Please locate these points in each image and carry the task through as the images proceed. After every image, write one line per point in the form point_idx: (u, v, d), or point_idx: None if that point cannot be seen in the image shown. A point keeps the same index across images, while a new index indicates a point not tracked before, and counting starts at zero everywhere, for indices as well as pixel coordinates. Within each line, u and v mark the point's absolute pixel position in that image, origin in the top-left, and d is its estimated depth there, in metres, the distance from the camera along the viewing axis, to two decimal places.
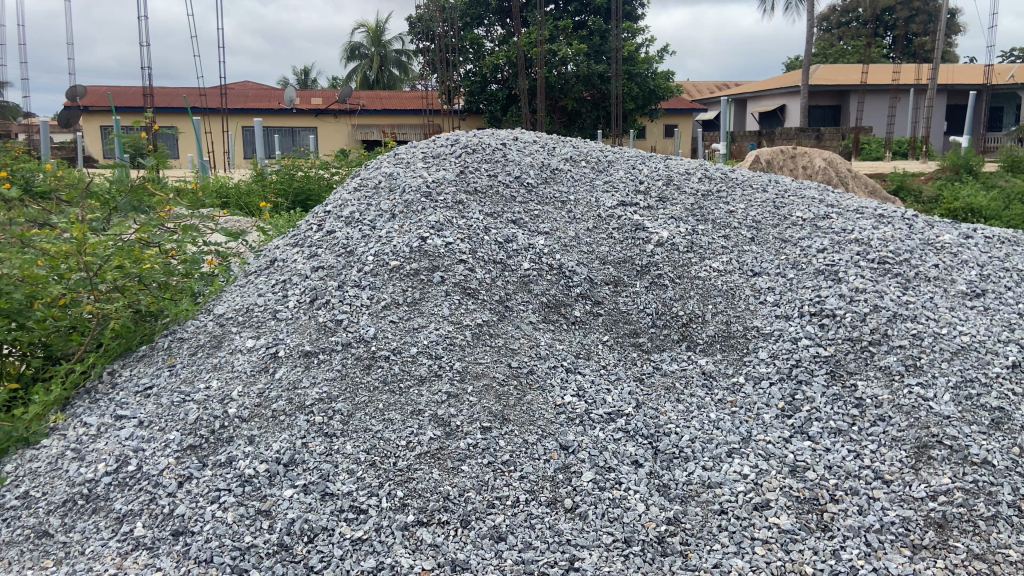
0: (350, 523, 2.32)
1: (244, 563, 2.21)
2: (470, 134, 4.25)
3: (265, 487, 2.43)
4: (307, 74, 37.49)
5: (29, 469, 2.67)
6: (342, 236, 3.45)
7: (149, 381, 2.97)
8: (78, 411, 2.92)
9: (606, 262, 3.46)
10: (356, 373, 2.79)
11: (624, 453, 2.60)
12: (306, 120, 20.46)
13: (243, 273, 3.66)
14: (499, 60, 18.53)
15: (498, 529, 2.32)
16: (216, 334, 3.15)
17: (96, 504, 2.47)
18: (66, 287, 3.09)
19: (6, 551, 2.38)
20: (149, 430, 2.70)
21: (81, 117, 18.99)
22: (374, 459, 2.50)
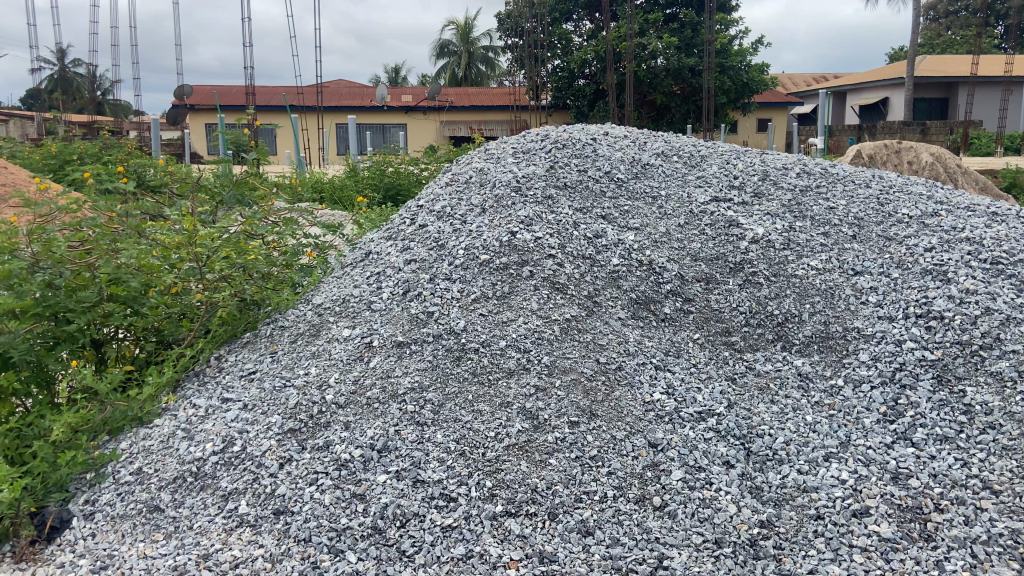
0: (440, 510, 2.38)
1: (340, 544, 2.31)
2: (560, 129, 4.24)
3: (360, 472, 2.51)
4: (398, 73, 38.34)
5: (142, 447, 2.83)
6: (434, 230, 3.52)
7: (253, 366, 3.11)
8: (188, 393, 3.09)
9: (698, 259, 3.39)
10: (447, 364, 2.84)
11: (715, 453, 2.56)
12: (396, 117, 20.91)
13: (339, 264, 3.76)
14: (588, 55, 18.45)
15: (586, 524, 2.33)
16: (315, 322, 3.26)
17: (204, 482, 2.61)
18: (177, 277, 3.30)
19: (120, 524, 2.55)
20: (253, 413, 2.83)
21: (189, 115, 20.01)
22: (464, 449, 2.55)
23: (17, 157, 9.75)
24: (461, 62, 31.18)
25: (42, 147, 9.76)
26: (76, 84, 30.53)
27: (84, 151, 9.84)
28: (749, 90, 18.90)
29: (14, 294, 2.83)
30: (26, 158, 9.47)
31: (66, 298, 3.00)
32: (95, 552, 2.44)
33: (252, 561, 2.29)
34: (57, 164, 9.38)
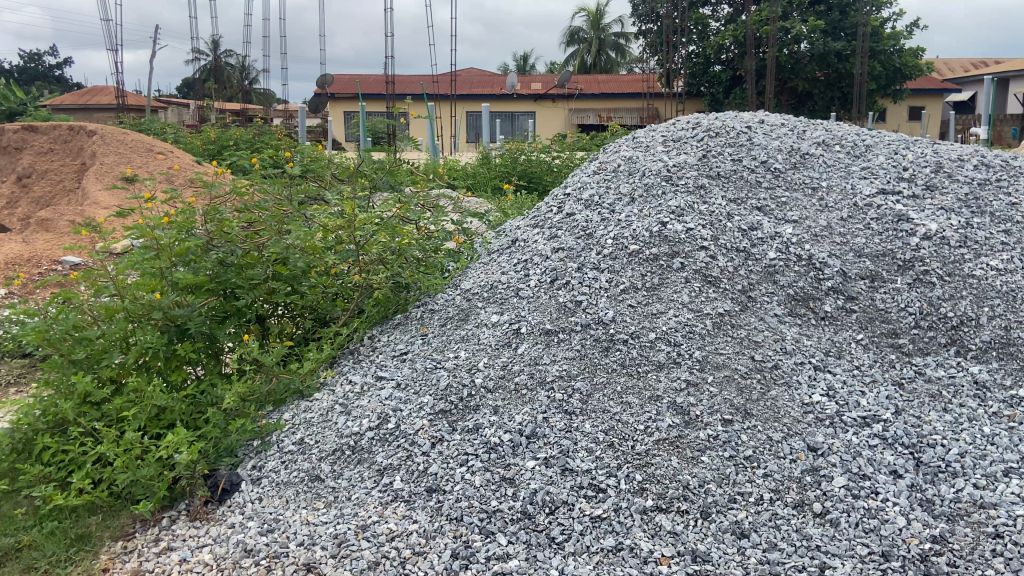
0: (589, 500, 2.37)
1: (491, 526, 2.35)
2: (711, 117, 4.11)
3: (508, 456, 2.55)
4: (527, 60, 38.62)
5: (303, 419, 2.98)
6: (581, 219, 3.50)
7: (405, 347, 3.21)
8: (344, 369, 3.23)
9: (862, 255, 3.21)
10: (595, 354, 2.82)
11: (880, 461, 2.42)
12: (525, 105, 21.04)
13: (486, 251, 3.81)
14: (726, 40, 17.91)
15: (741, 526, 2.26)
16: (463, 307, 3.32)
17: (360, 456, 2.72)
18: (337, 258, 3.47)
19: (284, 490, 2.70)
20: (406, 392, 2.92)
21: (329, 103, 20.96)
22: (613, 441, 2.52)
23: (181, 142, 10.53)
24: (590, 49, 30.95)
25: (203, 133, 10.49)
26: (228, 74, 32.55)
27: (239, 136, 10.50)
28: (901, 76, 17.74)
29: (190, 270, 3.16)
30: (189, 143, 10.21)
31: (237, 275, 3.27)
32: (262, 515, 2.60)
33: (407, 535, 2.37)
34: (215, 148, 10.11)
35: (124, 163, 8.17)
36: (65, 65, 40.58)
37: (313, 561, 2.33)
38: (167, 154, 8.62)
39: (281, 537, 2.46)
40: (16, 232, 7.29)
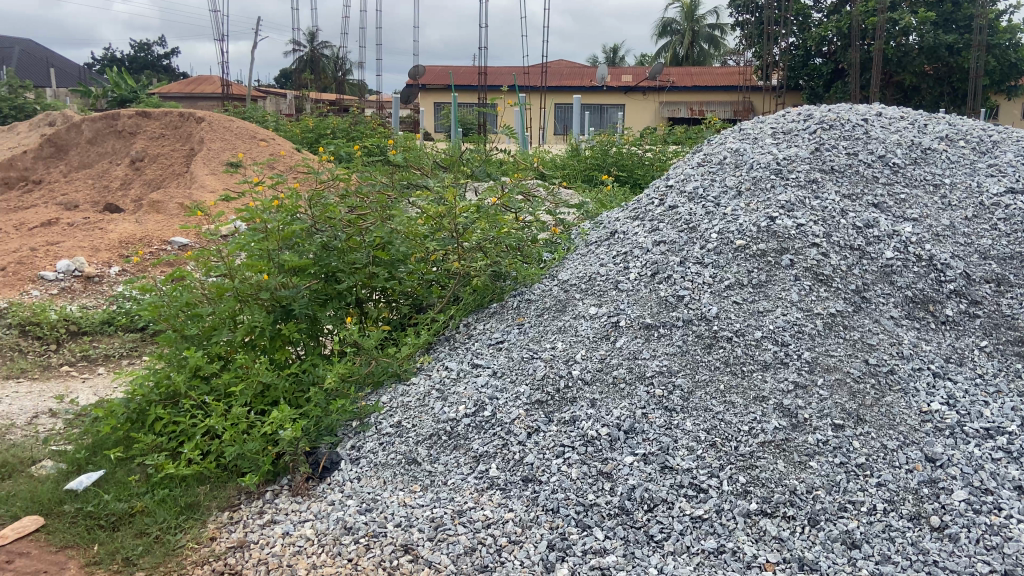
0: (690, 500, 2.32)
1: (588, 519, 2.33)
2: (823, 109, 3.95)
3: (606, 450, 2.51)
4: (616, 52, 38.24)
5: (401, 402, 3.03)
6: (684, 212, 3.42)
7: (501, 336, 3.21)
8: (440, 355, 3.27)
9: (988, 257, 3.04)
10: (697, 351, 2.75)
11: (1005, 476, 2.26)
12: (616, 98, 20.84)
13: (583, 242, 3.78)
14: (828, 32, 17.25)
15: (851, 535, 2.16)
16: (561, 298, 3.30)
17: (457, 442, 2.74)
18: (437, 245, 3.51)
19: (382, 471, 2.75)
20: (502, 380, 2.92)
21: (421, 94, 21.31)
22: (715, 441, 2.45)
23: (282, 130, 10.90)
24: (683, 41, 30.37)
25: (302, 122, 10.82)
26: (324, 65, 33.47)
27: (336, 125, 10.79)
28: (1019, 71, 16.69)
29: (295, 253, 3.25)
30: (290, 131, 10.56)
31: (339, 259, 3.34)
32: (361, 494, 2.65)
33: (503, 523, 2.38)
34: (313, 136, 10.42)
35: (230, 149, 8.52)
36: (173, 55, 42.61)
37: (410, 542, 2.36)
38: (269, 142, 8.92)
39: (379, 517, 2.51)
40: (130, 212, 7.70)
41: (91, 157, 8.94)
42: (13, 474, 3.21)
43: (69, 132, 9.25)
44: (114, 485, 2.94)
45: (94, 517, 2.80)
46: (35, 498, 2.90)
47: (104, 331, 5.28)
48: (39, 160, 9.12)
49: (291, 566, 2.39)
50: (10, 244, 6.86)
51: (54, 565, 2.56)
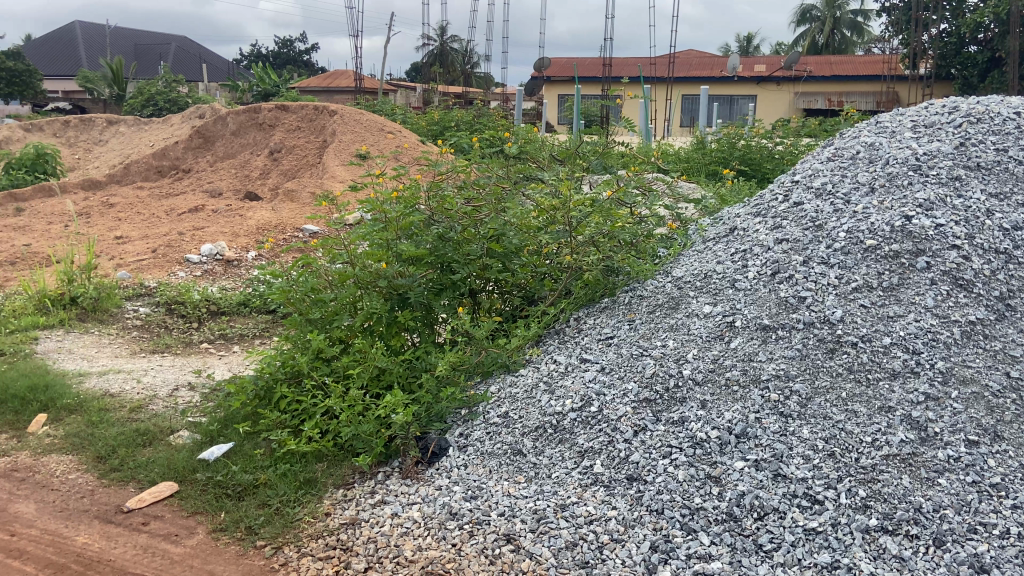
0: (803, 511, 2.21)
1: (693, 523, 2.27)
2: (971, 101, 3.65)
3: (715, 454, 2.44)
4: (750, 41, 36.90)
5: (509, 393, 3.06)
6: (810, 209, 3.25)
7: (611, 332, 3.18)
8: (549, 348, 3.27)
9: None
10: (818, 356, 2.62)
11: None
12: (747, 88, 20.14)
13: (701, 239, 3.67)
14: (985, 18, 15.94)
15: (981, 559, 2.02)
16: (674, 295, 3.22)
17: (562, 436, 2.75)
18: (549, 239, 3.52)
19: (488, 460, 2.79)
20: (610, 376, 2.89)
21: (545, 86, 21.39)
22: (834, 450, 2.33)
23: (409, 123, 11.25)
24: (823, 29, 28.89)
25: (428, 114, 11.11)
26: (453, 58, 34.15)
27: (461, 118, 10.99)
28: None
29: (414, 243, 3.37)
30: (416, 123, 10.87)
31: (455, 250, 3.40)
32: (467, 481, 2.71)
33: (606, 520, 2.36)
34: (438, 129, 10.68)
35: (359, 141, 8.85)
36: (312, 50, 44.78)
37: (513, 532, 2.39)
38: (396, 134, 9.22)
39: (483, 504, 2.55)
40: (267, 200, 8.16)
41: (234, 148, 9.55)
42: (154, 441, 3.49)
43: (215, 124, 9.91)
44: (241, 457, 3.15)
45: (222, 486, 3.01)
46: (173, 465, 3.17)
47: (240, 311, 5.65)
48: (188, 150, 9.84)
49: (398, 547, 2.47)
50: (161, 228, 7.45)
51: (185, 529, 2.77)
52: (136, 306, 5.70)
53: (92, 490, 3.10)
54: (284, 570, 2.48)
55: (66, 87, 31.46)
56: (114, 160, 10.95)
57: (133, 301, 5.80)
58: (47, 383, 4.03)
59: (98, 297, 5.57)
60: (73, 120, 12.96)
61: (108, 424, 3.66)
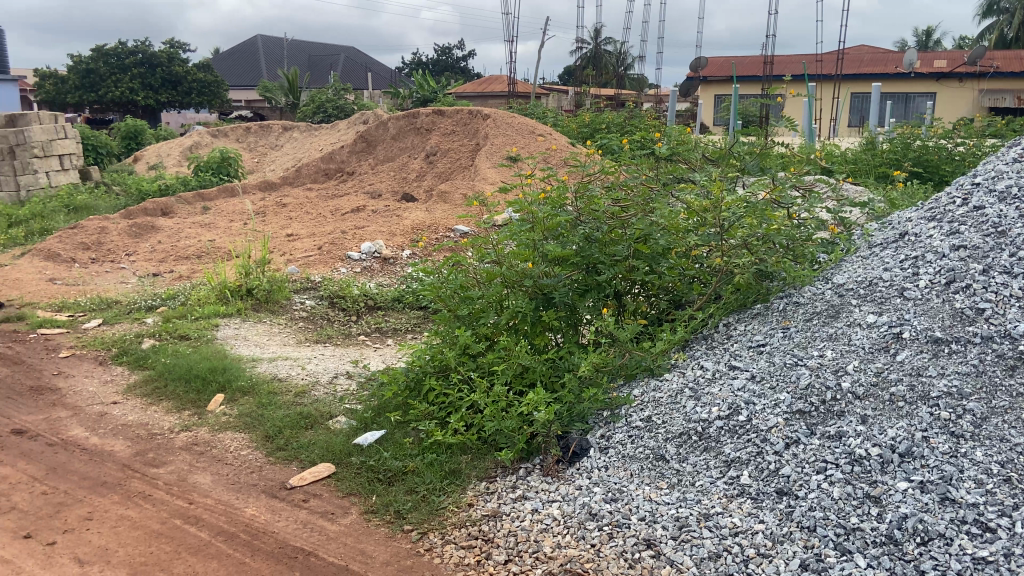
0: (973, 539, 2.05)
1: (848, 544, 2.15)
2: None
3: (875, 473, 2.29)
4: (930, 36, 34.26)
5: (653, 398, 3.01)
6: (993, 214, 3.02)
7: (763, 340, 3.06)
8: (696, 353, 3.19)
9: None
10: (996, 374, 2.45)
11: None
12: (925, 86, 18.67)
13: (867, 244, 3.47)
14: None
15: None
16: (834, 303, 3.06)
17: (708, 444, 2.68)
18: (697, 241, 3.41)
19: (630, 463, 2.79)
20: (761, 386, 2.78)
21: (701, 87, 20.89)
22: (1011, 476, 2.17)
23: (560, 126, 11.36)
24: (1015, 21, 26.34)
25: (580, 117, 11.17)
26: (607, 61, 34.10)
27: (612, 120, 10.96)
28: None
29: (559, 243, 3.44)
30: (567, 126, 10.95)
31: (600, 251, 3.44)
32: (608, 483, 2.71)
33: (752, 534, 2.29)
34: (589, 132, 10.72)
35: (511, 144, 9.02)
36: (470, 57, 46.19)
37: (653, 538, 2.38)
38: (546, 137, 9.32)
39: (624, 507, 2.54)
40: (422, 201, 8.50)
41: (394, 151, 10.04)
42: (315, 425, 3.74)
43: (378, 129, 10.48)
44: (392, 445, 3.31)
45: (374, 470, 3.18)
46: (331, 448, 3.39)
47: (395, 307, 5.93)
48: (353, 154, 10.45)
49: (538, 542, 2.51)
50: (326, 227, 7.96)
51: (341, 508, 2.95)
52: (302, 299, 6.13)
53: (260, 466, 3.37)
54: (429, 555, 2.59)
55: (248, 96, 34.24)
56: (287, 164, 11.82)
57: (300, 294, 6.24)
58: (225, 366, 4.43)
59: (270, 289, 6.04)
60: (253, 126, 14.10)
61: (276, 406, 3.97)
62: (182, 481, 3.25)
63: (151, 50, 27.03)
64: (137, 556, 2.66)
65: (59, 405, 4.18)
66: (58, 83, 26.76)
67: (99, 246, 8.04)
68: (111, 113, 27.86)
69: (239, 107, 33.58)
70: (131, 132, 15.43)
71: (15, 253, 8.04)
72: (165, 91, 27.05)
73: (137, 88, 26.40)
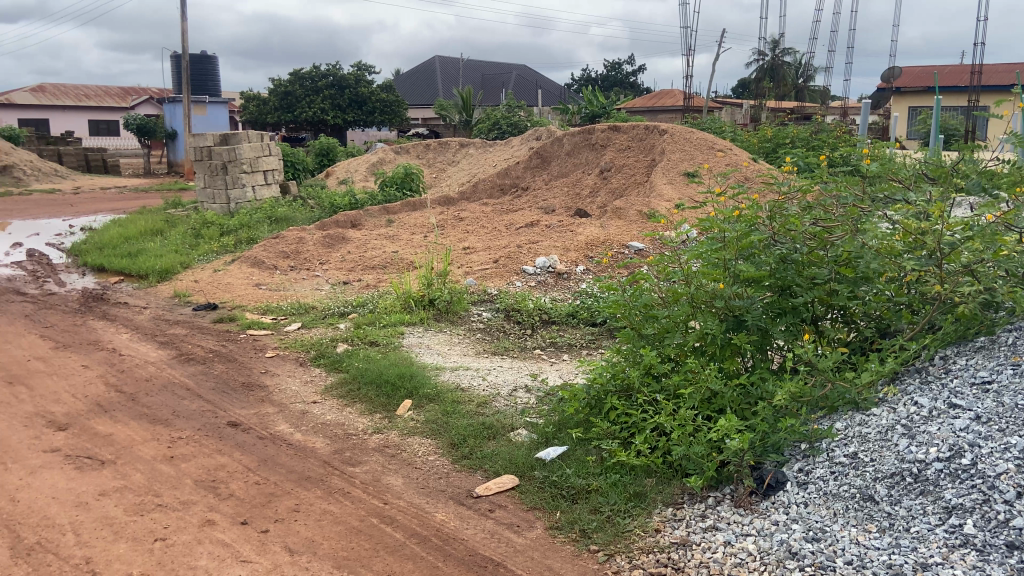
0: None
1: None
2: None
3: None
4: None
5: (858, 433, 2.84)
6: None
7: (988, 376, 2.80)
8: (909, 388, 2.96)
9: None
10: None
11: None
12: None
13: None
14: None
15: None
16: None
17: (924, 487, 2.50)
18: (912, 267, 3.18)
19: (833, 502, 2.63)
20: (987, 427, 2.57)
21: (893, 98, 19.52)
22: None
23: (739, 141, 11.00)
24: None
25: (761, 132, 10.79)
26: (786, 72, 32.72)
27: (796, 134, 10.51)
28: None
29: (752, 264, 3.27)
30: (747, 141, 10.61)
31: (797, 274, 3.28)
32: (808, 521, 2.58)
33: None
34: (771, 147, 10.32)
35: (688, 159, 8.85)
36: (640, 71, 45.93)
37: None
38: (726, 151, 9.06)
39: (828, 549, 2.41)
40: (596, 216, 8.51)
41: (568, 167, 10.15)
42: (497, 436, 3.82)
43: (553, 145, 10.64)
44: (575, 462, 3.32)
45: (557, 486, 3.20)
46: (514, 460, 3.45)
47: (569, 322, 5.96)
48: (528, 169, 10.67)
49: None
50: (502, 241, 8.17)
51: (526, 521, 2.99)
52: (480, 311, 6.31)
53: (447, 473, 3.49)
54: None
55: (425, 114, 35.91)
56: (464, 179, 12.28)
57: (477, 306, 6.43)
58: (412, 373, 4.63)
59: (451, 300, 6.27)
60: (433, 143, 14.77)
61: (460, 415, 4.10)
62: (376, 482, 3.42)
63: (341, 72, 29.10)
64: (339, 550, 2.83)
65: (267, 401, 4.56)
66: (261, 104, 29.40)
67: (296, 255, 8.72)
68: (304, 131, 30.21)
69: (417, 124, 35.31)
70: (323, 149, 16.66)
71: (226, 260, 8.88)
72: (351, 110, 28.96)
73: (327, 109, 28.46)
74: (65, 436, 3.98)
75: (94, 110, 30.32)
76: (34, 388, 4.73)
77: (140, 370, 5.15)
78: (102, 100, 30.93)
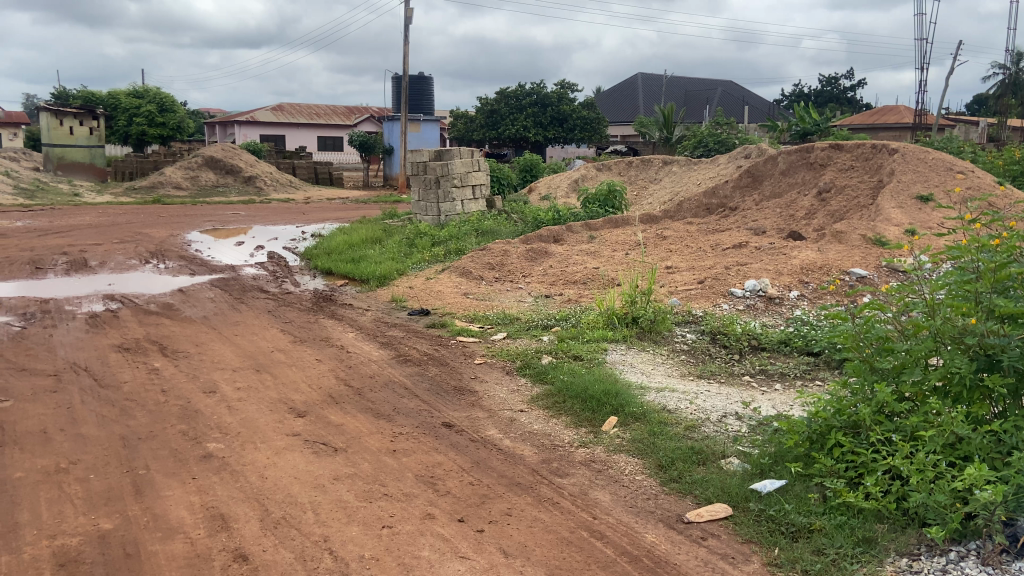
0: None
1: None
2: None
3: None
4: None
5: None
6: None
7: None
8: None
9: None
10: None
11: None
12: None
13: None
14: None
15: None
16: None
17: None
18: None
19: None
20: None
21: None
22: None
23: (981, 163, 9.99)
24: None
25: (1007, 154, 9.74)
26: None
27: None
28: None
29: (1011, 299, 2.94)
30: (991, 164, 9.62)
31: None
32: None
33: None
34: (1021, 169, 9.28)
35: (921, 182, 8.20)
36: (857, 87, 43.10)
37: None
38: (967, 173, 8.26)
39: None
40: (812, 240, 8.04)
41: (782, 186, 9.71)
42: (708, 462, 3.72)
43: (765, 164, 10.22)
44: (794, 497, 3.16)
45: (775, 521, 3.07)
46: (727, 489, 3.34)
47: (781, 350, 5.69)
48: (737, 188, 10.28)
49: None
50: (707, 262, 7.97)
51: (741, 554, 2.89)
52: (684, 332, 6.18)
53: (656, 494, 3.45)
54: None
55: (624, 131, 35.93)
56: (668, 198, 12.13)
57: (681, 327, 6.31)
58: (618, 390, 4.63)
59: (654, 319, 6.21)
60: (636, 161, 14.77)
61: (667, 437, 4.03)
62: (585, 495, 3.46)
63: (545, 91, 29.94)
64: (552, 558, 2.89)
65: (477, 406, 4.76)
66: (469, 122, 30.98)
67: (502, 267, 9.05)
68: (507, 147, 31.33)
69: (616, 141, 35.43)
70: (527, 165, 17.16)
71: (437, 268, 9.40)
72: (553, 128, 29.62)
73: (530, 126, 29.38)
74: (303, 423, 4.40)
75: (323, 127, 33.44)
76: (277, 377, 5.28)
77: (365, 367, 5.57)
78: (329, 118, 33.97)
